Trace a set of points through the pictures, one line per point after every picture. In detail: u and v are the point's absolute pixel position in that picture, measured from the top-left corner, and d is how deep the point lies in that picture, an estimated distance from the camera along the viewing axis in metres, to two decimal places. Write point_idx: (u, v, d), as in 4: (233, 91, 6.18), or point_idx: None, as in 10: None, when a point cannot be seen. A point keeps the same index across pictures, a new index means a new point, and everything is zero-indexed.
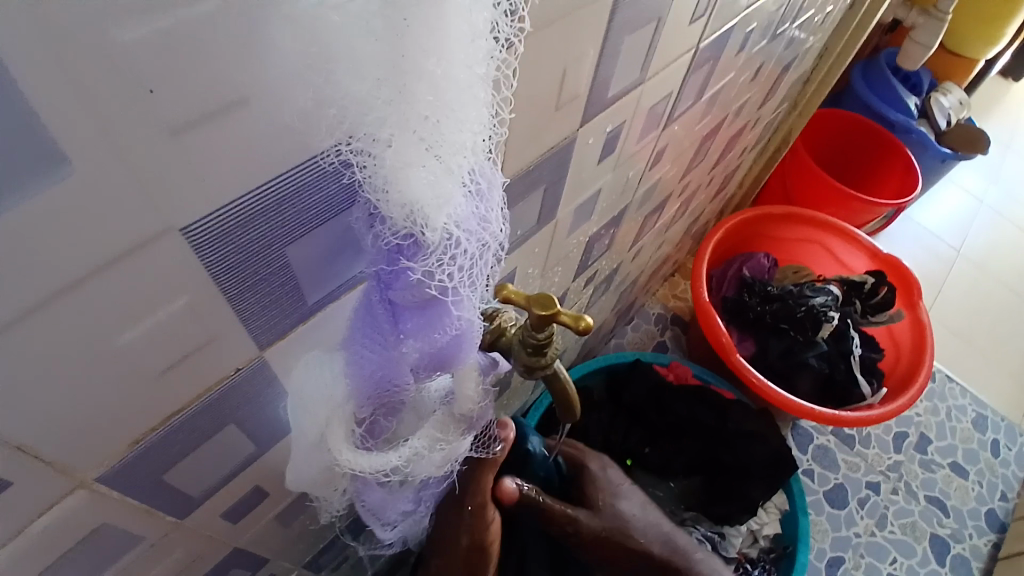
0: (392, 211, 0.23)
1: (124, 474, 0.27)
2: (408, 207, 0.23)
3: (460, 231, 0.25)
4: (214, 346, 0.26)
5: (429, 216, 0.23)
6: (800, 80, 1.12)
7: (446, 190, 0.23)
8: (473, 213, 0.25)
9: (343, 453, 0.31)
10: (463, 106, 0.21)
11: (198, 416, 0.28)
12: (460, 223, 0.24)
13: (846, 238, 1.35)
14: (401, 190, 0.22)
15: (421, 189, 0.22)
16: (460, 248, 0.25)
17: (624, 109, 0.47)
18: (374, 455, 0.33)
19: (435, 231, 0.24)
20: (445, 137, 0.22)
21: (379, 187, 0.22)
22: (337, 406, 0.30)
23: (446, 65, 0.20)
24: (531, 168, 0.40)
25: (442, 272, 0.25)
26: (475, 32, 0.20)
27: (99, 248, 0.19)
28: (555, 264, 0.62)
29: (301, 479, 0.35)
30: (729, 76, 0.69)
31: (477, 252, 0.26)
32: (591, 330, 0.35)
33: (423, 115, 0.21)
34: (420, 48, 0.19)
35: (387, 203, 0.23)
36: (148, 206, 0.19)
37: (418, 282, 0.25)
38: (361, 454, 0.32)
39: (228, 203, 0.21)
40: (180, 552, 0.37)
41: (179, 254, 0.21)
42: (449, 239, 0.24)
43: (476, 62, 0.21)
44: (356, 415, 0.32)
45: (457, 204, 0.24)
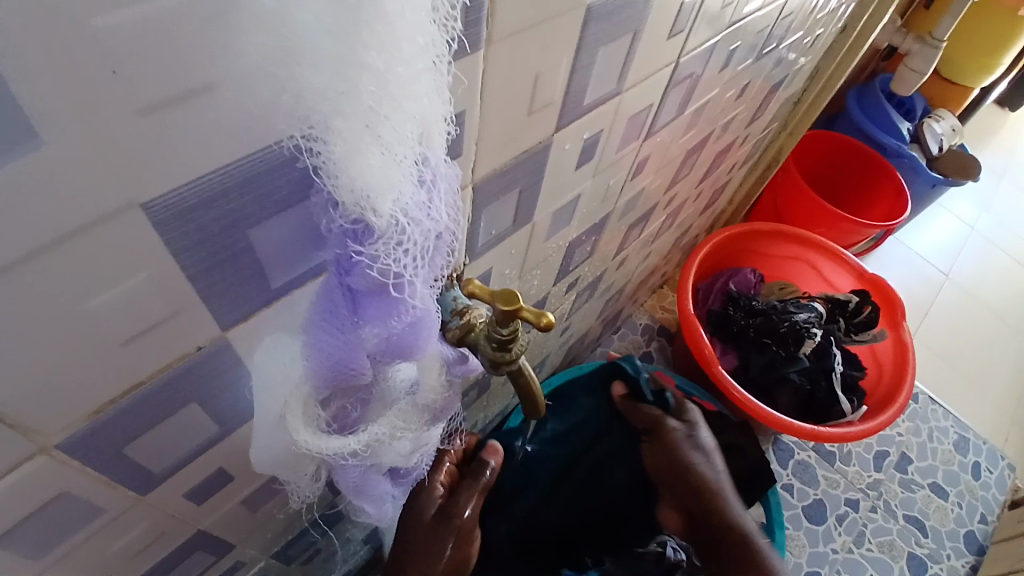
0: (343, 197, 0.24)
1: (85, 443, 0.28)
2: (356, 194, 0.24)
3: (410, 219, 0.26)
4: (177, 321, 0.27)
5: (377, 202, 0.24)
6: (790, 99, 1.14)
7: (392, 177, 0.24)
8: (421, 202, 0.26)
9: (302, 435, 0.32)
10: (405, 99, 0.23)
11: (161, 390, 0.29)
12: (409, 211, 0.26)
13: (833, 256, 1.37)
14: (351, 176, 0.23)
15: (371, 176, 0.23)
16: (410, 235, 0.26)
17: (603, 117, 0.49)
18: (334, 438, 0.34)
19: (383, 216, 0.25)
20: (390, 127, 0.23)
21: (330, 174, 0.23)
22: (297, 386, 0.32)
23: (387, 58, 0.21)
24: (506, 170, 0.41)
25: (391, 257, 0.26)
26: (415, 28, 0.21)
27: (63, 218, 0.20)
28: (534, 266, 0.63)
29: (263, 461, 0.36)
30: (714, 91, 0.70)
31: (429, 240, 0.27)
32: (552, 327, 0.36)
33: (368, 104, 0.22)
34: (365, 42, 0.20)
35: (337, 189, 0.24)
36: (112, 182, 0.20)
37: (370, 267, 0.27)
38: (320, 437, 0.33)
39: (189, 182, 0.22)
40: (143, 528, 0.38)
41: (143, 230, 0.22)
42: (396, 225, 0.25)
43: (417, 56, 0.22)
44: (316, 398, 0.33)
45: (406, 192, 0.25)
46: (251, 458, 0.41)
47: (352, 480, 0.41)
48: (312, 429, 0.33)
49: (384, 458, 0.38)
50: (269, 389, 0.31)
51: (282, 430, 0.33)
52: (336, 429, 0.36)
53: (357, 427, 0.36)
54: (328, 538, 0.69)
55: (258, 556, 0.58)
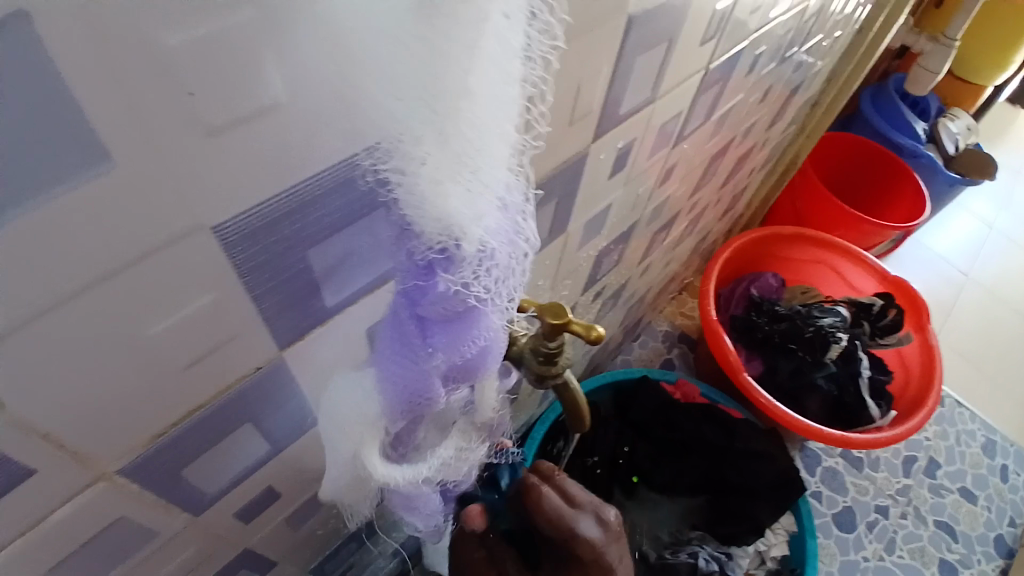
0: (427, 226, 0.23)
1: (144, 466, 0.28)
2: (444, 224, 0.23)
3: (494, 244, 0.25)
4: (238, 342, 0.27)
5: (466, 229, 0.23)
6: (808, 102, 1.13)
7: (480, 205, 0.23)
8: (504, 226, 0.25)
9: (378, 468, 0.32)
10: (494, 125, 0.22)
11: (215, 413, 0.29)
12: (493, 236, 0.25)
13: (855, 259, 1.35)
14: (438, 206, 0.22)
15: (458, 205, 0.23)
16: (493, 259, 0.25)
17: (636, 126, 0.48)
18: (403, 465, 0.33)
19: (471, 244, 0.24)
20: (481, 155, 0.22)
21: (415, 203, 0.23)
22: (370, 420, 0.31)
23: (479, 81, 0.20)
24: (546, 180, 0.41)
25: (478, 283, 0.25)
26: (506, 49, 0.21)
27: (137, 238, 0.20)
28: (565, 277, 0.63)
29: (336, 484, 0.35)
30: (739, 95, 0.70)
31: (511, 264, 0.27)
32: (602, 340, 0.35)
33: (460, 132, 0.21)
34: (455, 66, 0.20)
35: (423, 219, 0.23)
36: (179, 202, 0.20)
37: (452, 296, 0.26)
38: (393, 467, 0.33)
39: (256, 204, 0.22)
40: (193, 549, 0.37)
41: (208, 252, 0.22)
42: (482, 251, 0.25)
43: (508, 78, 0.21)
44: (386, 430, 0.32)
45: (492, 218, 0.24)
46: (296, 476, 0.40)
47: (401, 499, 0.40)
48: (382, 459, 0.32)
49: (447, 478, 0.37)
50: (340, 428, 0.31)
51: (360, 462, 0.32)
52: (393, 459, 0.33)
53: (419, 457, 0.35)
54: (362, 553, 0.69)
55: (296, 574, 0.57)
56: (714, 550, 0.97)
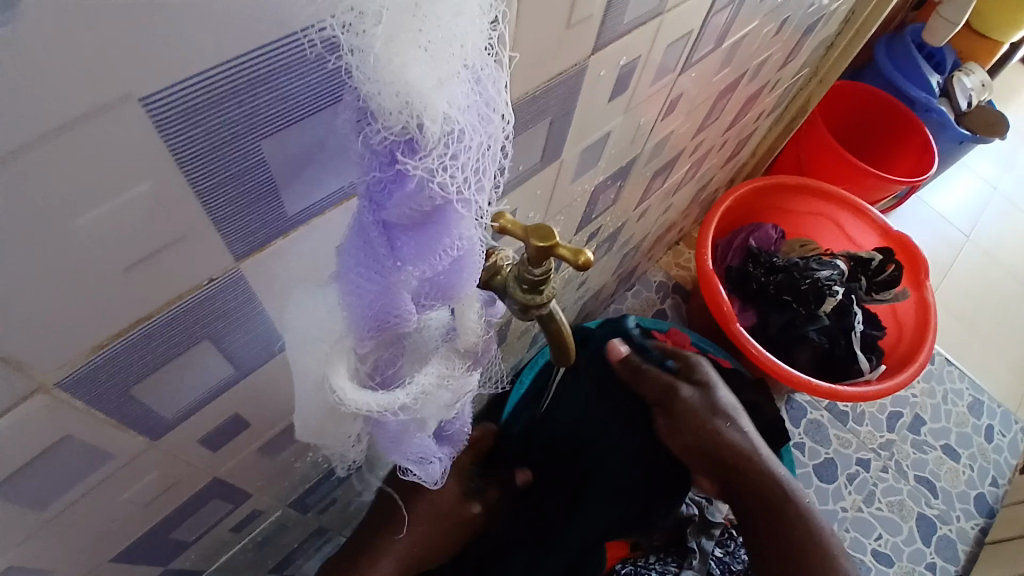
0: (386, 102, 0.21)
1: (88, 381, 0.26)
2: (403, 96, 0.20)
3: (463, 128, 0.23)
4: (186, 246, 0.24)
5: (429, 103, 0.21)
6: (822, 44, 1.07)
7: (444, 76, 0.21)
8: (474, 109, 0.23)
9: (347, 392, 0.29)
10: None
11: (168, 325, 0.27)
12: (461, 113, 0.22)
13: (856, 213, 1.32)
14: (395, 71, 0.20)
15: (418, 73, 0.20)
16: (464, 144, 0.23)
17: (641, 42, 0.44)
18: (380, 395, 0.31)
19: (435, 122, 0.21)
20: (438, 9, 0.20)
21: (369, 71, 0.20)
22: (339, 335, 0.28)
23: None
24: (538, 95, 0.38)
25: (446, 176, 0.23)
26: None
27: (54, 109, 0.17)
28: (558, 212, 0.60)
29: (307, 427, 0.33)
30: (752, 24, 0.65)
31: (482, 154, 0.24)
32: (591, 266, 0.33)
33: None
34: None
35: (378, 92, 0.20)
36: (100, 72, 0.17)
37: (419, 187, 0.23)
38: (364, 393, 0.30)
39: (197, 74, 0.19)
40: (157, 474, 0.36)
41: (141, 131, 0.19)
42: (449, 136, 0.22)
43: None
44: (356, 349, 0.29)
45: (458, 91, 0.22)
46: (266, 403, 0.39)
47: (393, 442, 0.38)
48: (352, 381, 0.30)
49: (428, 414, 0.35)
50: (300, 345, 0.29)
51: (328, 387, 0.29)
52: (376, 386, 0.33)
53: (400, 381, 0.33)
54: (344, 487, 0.68)
55: (275, 505, 0.57)
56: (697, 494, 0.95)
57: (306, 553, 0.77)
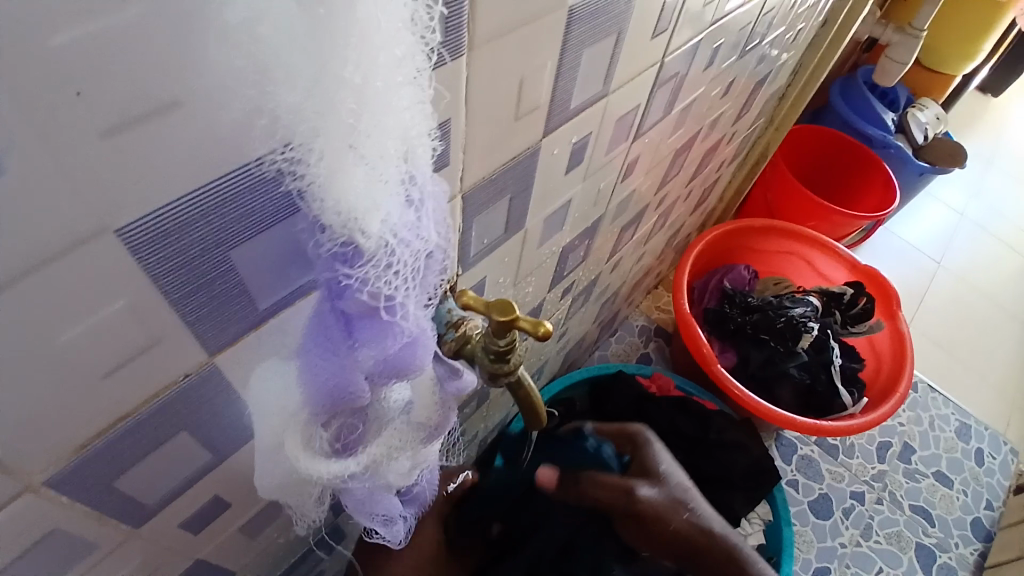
0: (329, 218, 0.23)
1: (71, 479, 0.27)
2: (344, 216, 0.23)
3: (398, 241, 0.25)
4: (162, 348, 0.26)
5: (364, 223, 0.23)
6: (774, 96, 1.14)
7: (379, 200, 0.23)
8: (408, 224, 0.25)
9: (301, 459, 0.31)
10: (388, 118, 0.21)
11: (148, 420, 0.28)
12: (396, 229, 0.25)
13: (825, 250, 1.37)
14: (334, 198, 0.22)
15: (357, 199, 0.22)
16: (398, 255, 0.25)
17: (590, 120, 0.48)
18: (335, 460, 0.33)
19: (371, 238, 0.24)
20: (371, 143, 0.22)
21: (313, 193, 0.22)
22: (292, 412, 0.30)
23: (367, 73, 0.20)
24: (495, 177, 0.40)
25: (381, 281, 0.25)
26: (398, 43, 0.20)
27: (37, 245, 0.19)
28: (528, 273, 0.62)
29: (268, 483, 0.34)
30: (700, 89, 0.70)
31: (418, 258, 0.27)
32: (551, 336, 0.35)
33: (347, 121, 0.21)
34: (343, 56, 0.19)
35: (322, 209, 0.23)
36: (78, 210, 0.19)
37: (358, 293, 0.25)
38: (321, 459, 0.32)
39: (165, 204, 0.21)
40: (139, 561, 0.36)
41: (119, 254, 0.21)
42: (385, 247, 0.24)
43: (400, 78, 0.21)
44: (317, 423, 0.31)
45: (393, 210, 0.24)
46: (247, 482, 0.40)
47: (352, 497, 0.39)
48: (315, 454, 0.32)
49: (385, 480, 0.37)
50: (262, 414, 0.30)
51: (282, 453, 0.32)
52: (338, 451, 0.34)
53: (359, 448, 0.34)
54: (332, 558, 0.68)
55: None
56: None
57: None
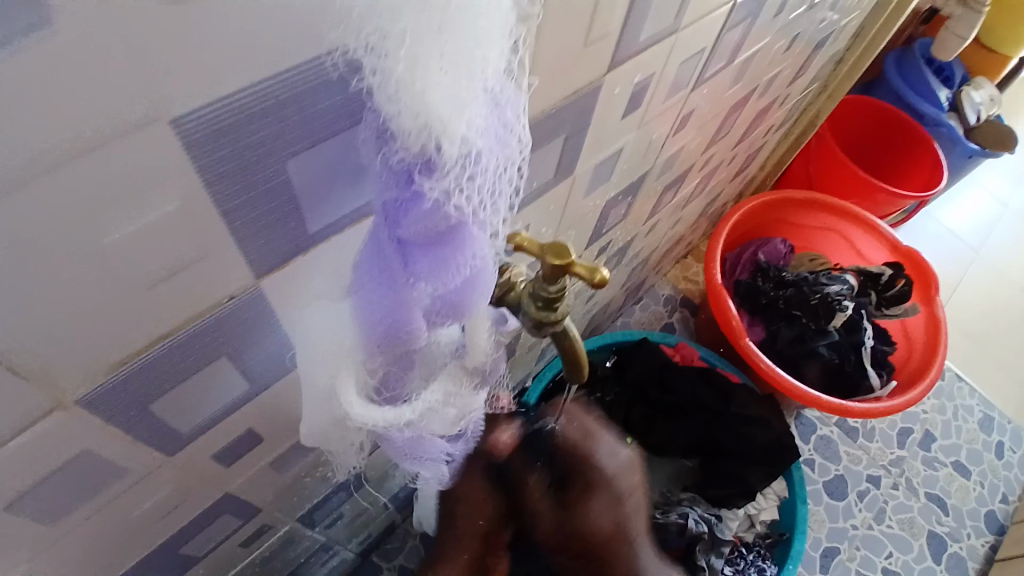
0: (404, 122, 0.21)
1: (108, 397, 0.26)
2: (423, 119, 0.21)
3: (479, 145, 0.23)
4: (208, 264, 0.24)
5: (447, 125, 0.21)
6: (831, 61, 1.07)
7: (465, 99, 0.21)
8: (491, 131, 0.23)
9: (354, 408, 0.29)
10: None
11: (188, 343, 0.27)
12: (478, 135, 0.22)
13: (866, 227, 1.31)
14: (418, 96, 0.20)
15: (441, 98, 0.20)
16: (479, 165, 0.23)
17: (656, 59, 0.45)
18: (384, 409, 0.31)
19: (453, 143, 0.21)
20: (464, 31, 0.20)
21: (391, 93, 0.20)
22: (348, 349, 0.28)
23: None
24: (553, 113, 0.38)
25: (460, 193, 0.23)
26: None
27: (79, 129, 0.17)
28: (570, 226, 0.60)
29: (311, 432, 0.33)
30: (765, 40, 0.66)
31: (497, 174, 0.25)
32: (606, 284, 0.33)
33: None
34: None
35: (399, 113, 0.21)
36: (124, 92, 0.17)
37: (435, 208, 0.23)
38: (370, 408, 0.30)
39: (229, 95, 0.19)
40: (169, 489, 0.36)
41: (171, 148, 0.19)
42: (467, 152, 0.22)
43: None
44: (368, 366, 0.30)
45: (477, 114, 0.22)
46: (281, 417, 0.39)
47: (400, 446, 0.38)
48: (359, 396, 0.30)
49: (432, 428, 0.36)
50: (309, 352, 0.29)
51: (335, 401, 0.30)
52: (383, 399, 0.33)
53: (406, 398, 0.33)
54: (353, 501, 0.69)
55: (284, 519, 0.57)
56: (704, 511, 0.96)
57: (310, 568, 0.77)
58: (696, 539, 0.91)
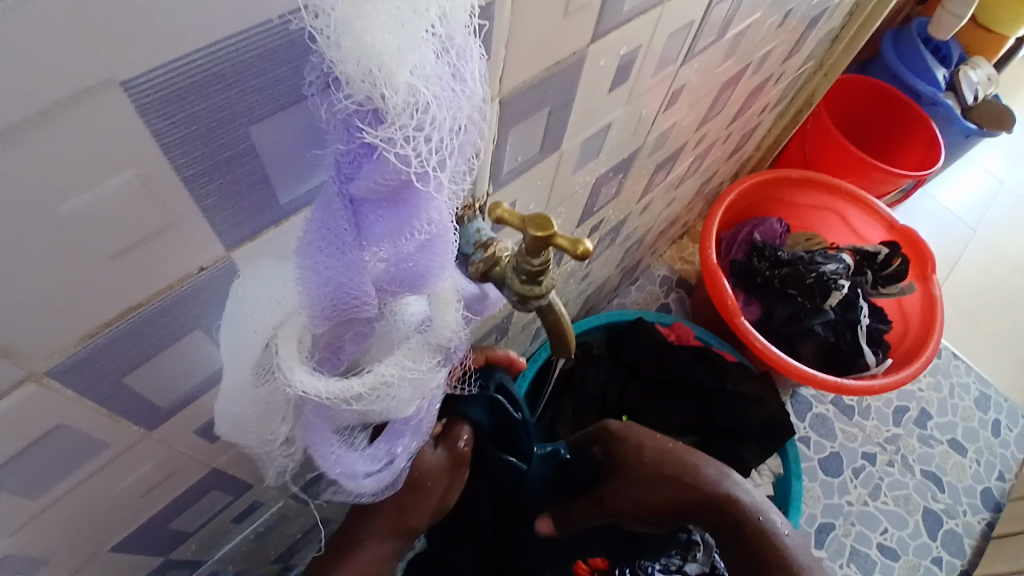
0: (347, 69, 0.20)
1: (81, 369, 0.26)
2: (365, 64, 0.20)
3: (431, 95, 0.22)
4: (175, 235, 0.24)
5: (390, 72, 0.20)
6: (827, 36, 1.06)
7: (411, 43, 0.21)
8: (445, 80, 0.22)
9: (296, 375, 0.28)
10: None
11: (159, 315, 0.27)
12: (428, 85, 0.22)
13: (863, 206, 1.30)
14: (357, 40, 0.20)
15: (382, 42, 0.20)
16: (431, 117, 0.22)
17: (642, 31, 0.44)
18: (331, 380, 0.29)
19: (398, 93, 0.21)
20: None
21: (331, 38, 0.20)
22: (293, 307, 0.28)
23: None
24: (535, 85, 0.37)
25: (406, 144, 0.22)
26: None
27: (30, 93, 0.17)
28: (559, 204, 0.59)
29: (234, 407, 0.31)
30: (757, 14, 0.65)
31: (452, 128, 0.23)
32: (590, 255, 0.32)
33: None
34: None
35: (342, 61, 0.20)
36: (75, 55, 0.17)
37: (383, 161, 0.22)
38: (317, 377, 0.29)
39: (180, 58, 0.19)
40: (153, 464, 0.36)
41: (128, 112, 0.19)
42: (415, 103, 0.21)
43: None
44: (314, 330, 0.29)
45: (426, 61, 0.21)
46: None
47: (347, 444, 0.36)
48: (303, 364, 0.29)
49: (389, 411, 0.33)
50: (255, 311, 0.28)
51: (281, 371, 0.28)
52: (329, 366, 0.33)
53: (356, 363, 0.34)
54: None
55: (275, 497, 0.57)
56: None
57: (306, 547, 0.78)
58: None
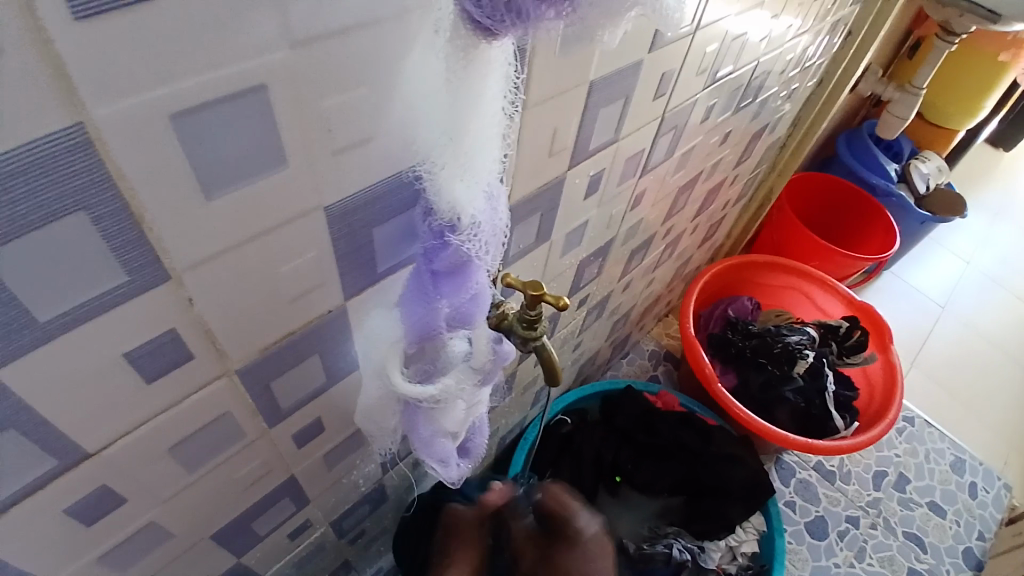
0: (441, 206, 0.38)
1: (252, 372, 0.42)
2: (451, 204, 0.38)
3: (483, 219, 0.39)
4: (320, 291, 0.41)
5: (463, 208, 0.38)
6: (776, 144, 1.29)
7: (474, 196, 0.38)
8: (489, 210, 0.40)
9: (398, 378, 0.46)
10: (484, 151, 0.36)
11: (299, 340, 0.43)
12: (482, 214, 0.39)
13: (824, 285, 1.49)
14: (447, 193, 0.37)
15: (460, 196, 0.37)
16: (482, 230, 0.40)
17: (604, 159, 0.63)
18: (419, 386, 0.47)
19: (467, 218, 0.38)
20: (473, 169, 0.37)
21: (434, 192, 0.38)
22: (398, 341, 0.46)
23: (474, 125, 0.35)
24: (532, 197, 0.56)
25: (469, 242, 0.40)
26: (495, 107, 0.35)
27: (284, 214, 0.34)
28: (552, 279, 0.77)
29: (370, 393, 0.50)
30: (698, 138, 0.85)
31: (492, 235, 0.41)
32: (567, 307, 0.49)
33: (464, 153, 0.36)
34: (465, 115, 0.34)
35: (438, 202, 0.38)
36: (307, 197, 0.35)
37: (455, 250, 0.40)
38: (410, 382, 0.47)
39: (348, 196, 0.37)
40: (260, 460, 0.51)
41: (320, 222, 0.37)
42: (474, 223, 0.39)
43: (495, 129, 0.36)
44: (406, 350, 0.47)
45: (481, 204, 0.39)
46: (338, 410, 0.54)
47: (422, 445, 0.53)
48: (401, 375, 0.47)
49: (448, 415, 0.51)
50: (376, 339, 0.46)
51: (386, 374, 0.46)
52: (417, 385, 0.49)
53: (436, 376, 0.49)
54: (373, 517, 0.82)
55: (322, 519, 0.71)
56: (688, 542, 1.11)
57: None
58: (682, 565, 1.06)
